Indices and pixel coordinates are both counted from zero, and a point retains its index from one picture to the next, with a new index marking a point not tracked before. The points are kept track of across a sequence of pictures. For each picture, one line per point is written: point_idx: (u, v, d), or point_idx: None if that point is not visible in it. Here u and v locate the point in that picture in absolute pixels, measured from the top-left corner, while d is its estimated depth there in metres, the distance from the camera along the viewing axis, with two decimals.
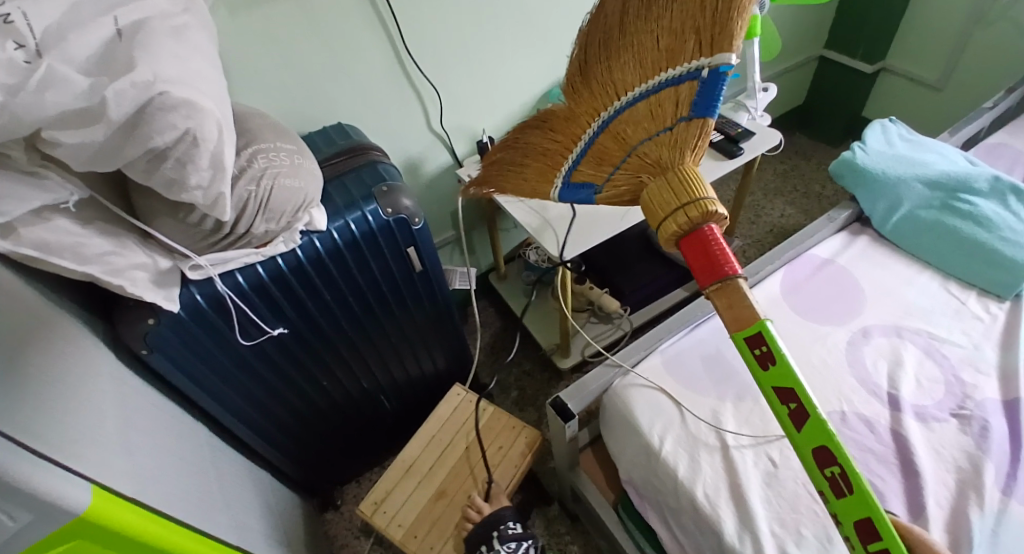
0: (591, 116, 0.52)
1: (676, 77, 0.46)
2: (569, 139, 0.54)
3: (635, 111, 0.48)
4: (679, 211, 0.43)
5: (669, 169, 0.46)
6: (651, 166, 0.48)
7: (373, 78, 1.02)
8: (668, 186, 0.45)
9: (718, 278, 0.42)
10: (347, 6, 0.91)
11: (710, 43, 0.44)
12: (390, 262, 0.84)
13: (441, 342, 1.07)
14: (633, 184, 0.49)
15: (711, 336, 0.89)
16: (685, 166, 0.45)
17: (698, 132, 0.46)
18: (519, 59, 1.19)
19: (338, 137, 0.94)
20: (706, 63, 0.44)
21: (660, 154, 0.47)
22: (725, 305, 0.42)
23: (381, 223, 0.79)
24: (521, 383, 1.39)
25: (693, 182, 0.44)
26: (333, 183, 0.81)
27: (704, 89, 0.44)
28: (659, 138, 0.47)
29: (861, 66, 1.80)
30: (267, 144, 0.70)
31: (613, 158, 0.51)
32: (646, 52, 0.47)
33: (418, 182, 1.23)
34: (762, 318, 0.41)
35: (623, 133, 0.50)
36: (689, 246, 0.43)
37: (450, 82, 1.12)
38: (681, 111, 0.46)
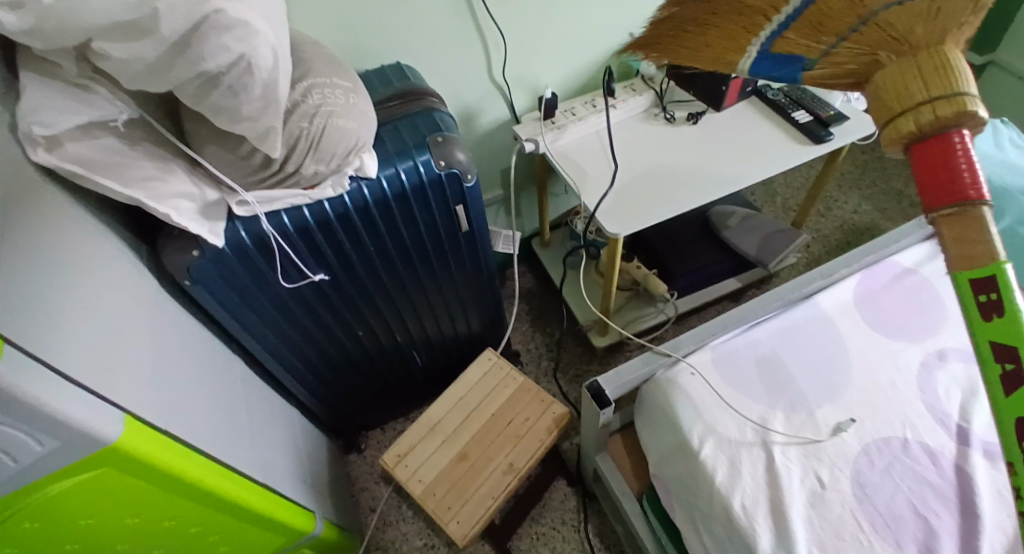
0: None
1: None
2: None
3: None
4: (923, 105, 0.29)
5: (923, 46, 0.31)
6: (896, 41, 0.32)
7: (438, 17, 0.94)
8: (916, 73, 0.30)
9: (953, 203, 0.29)
10: None
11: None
12: (437, 216, 0.80)
13: (477, 304, 1.04)
14: (861, 67, 0.33)
15: (767, 339, 0.82)
16: (947, 46, 0.30)
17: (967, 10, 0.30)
18: (596, 11, 1.08)
19: (394, 76, 0.88)
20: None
21: (912, 28, 0.31)
22: (952, 239, 0.30)
23: (432, 176, 0.75)
24: (551, 354, 1.37)
25: (957, 74, 0.29)
26: (385, 127, 0.77)
27: None
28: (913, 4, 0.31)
29: (972, 54, 1.58)
30: (321, 78, 0.66)
31: (840, 24, 0.33)
32: None
33: (471, 134, 1.17)
34: (1001, 260, 0.29)
35: None
36: (921, 154, 0.30)
37: (519, 30, 1.03)
38: None
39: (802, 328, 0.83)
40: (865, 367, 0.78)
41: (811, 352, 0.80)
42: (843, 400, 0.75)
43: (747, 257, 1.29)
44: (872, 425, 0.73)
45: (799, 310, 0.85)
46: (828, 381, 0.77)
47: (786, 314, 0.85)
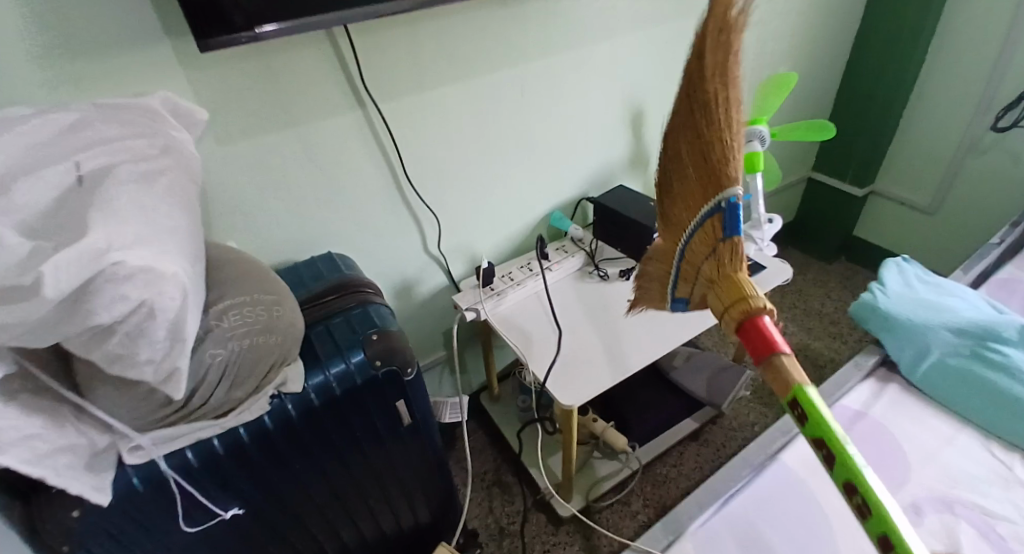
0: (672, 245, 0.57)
1: (709, 210, 0.50)
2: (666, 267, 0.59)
3: (695, 240, 0.52)
4: (726, 315, 0.46)
5: (723, 279, 0.48)
6: (711, 281, 0.50)
7: (368, 205, 0.96)
8: (720, 297, 0.47)
9: (761, 355, 0.43)
10: (349, 143, 0.87)
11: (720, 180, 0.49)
12: (375, 417, 0.73)
13: (425, 495, 0.93)
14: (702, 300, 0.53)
15: (745, 513, 0.77)
16: (736, 277, 0.47)
17: (732, 249, 0.48)
18: (522, 187, 1.15)
19: (326, 268, 0.86)
20: (722, 195, 0.48)
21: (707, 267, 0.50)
22: (769, 376, 0.43)
23: (367, 377, 0.69)
24: (513, 527, 1.25)
25: (742, 285, 0.46)
26: (314, 328, 0.72)
27: (727, 215, 0.48)
28: (712, 257, 0.50)
29: (851, 188, 1.80)
30: (241, 297, 0.61)
31: (690, 277, 0.53)
32: (694, 195, 0.52)
33: (408, 305, 1.14)
34: (799, 384, 0.41)
35: (691, 259, 0.53)
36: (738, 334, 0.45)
37: (451, 209, 1.07)
38: (718, 234, 0.49)
39: (776, 495, 0.79)
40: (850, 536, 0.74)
41: (792, 523, 0.76)
42: None
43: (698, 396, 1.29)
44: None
45: (768, 472, 0.82)
46: None
47: (759, 480, 0.81)
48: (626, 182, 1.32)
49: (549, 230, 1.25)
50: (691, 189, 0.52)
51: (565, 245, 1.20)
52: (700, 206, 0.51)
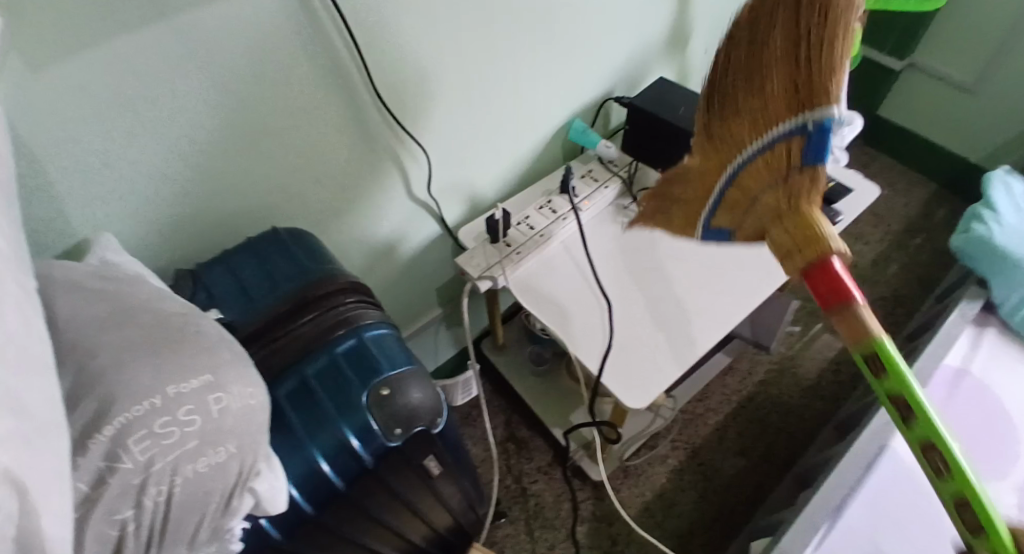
0: (716, 173, 0.46)
1: (786, 129, 0.39)
2: (703, 189, 0.48)
3: (754, 164, 0.42)
4: (781, 233, 0.38)
5: (790, 211, 0.38)
6: (781, 209, 0.39)
7: (323, 141, 0.64)
8: (783, 233, 0.38)
9: (838, 307, 0.34)
10: (281, 49, 0.53)
11: (806, 97, 0.37)
12: (397, 487, 0.53)
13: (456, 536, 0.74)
14: (755, 228, 0.42)
15: (861, 524, 0.69)
16: (806, 212, 0.38)
17: (809, 180, 0.38)
18: (535, 93, 0.82)
19: (271, 256, 0.56)
20: (811, 115, 0.37)
21: (767, 198, 0.41)
22: (843, 329, 0.34)
23: (378, 452, 0.48)
24: (536, 489, 1.08)
25: (814, 222, 0.37)
26: (287, 382, 0.47)
27: (814, 140, 0.37)
28: (777, 188, 0.40)
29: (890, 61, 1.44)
30: (141, 404, 0.35)
31: (737, 206, 0.44)
32: (761, 124, 0.41)
33: (393, 268, 0.86)
34: (878, 336, 0.33)
35: (747, 188, 0.43)
36: (810, 279, 0.36)
37: (443, 135, 0.75)
38: (794, 160, 0.39)
39: (891, 496, 0.71)
40: None
41: (911, 529, 0.69)
42: None
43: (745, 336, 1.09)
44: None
45: (880, 462, 0.72)
46: None
47: (869, 479, 0.72)
48: (658, 73, 1.00)
49: (565, 145, 0.96)
50: (777, 109, 0.39)
51: (592, 169, 0.92)
52: (769, 127, 0.40)
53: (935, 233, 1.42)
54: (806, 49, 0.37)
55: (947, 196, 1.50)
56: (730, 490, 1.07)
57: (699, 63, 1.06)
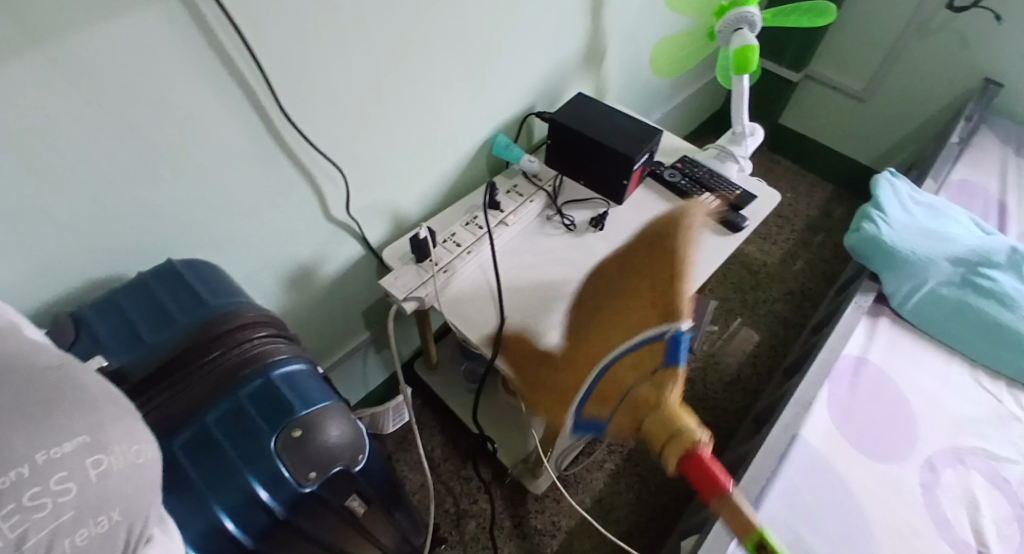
0: (580, 362, 0.33)
1: (648, 337, 0.30)
2: (571, 371, 0.34)
3: (621, 361, 0.31)
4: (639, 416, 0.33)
5: (647, 418, 0.32)
6: (642, 412, 0.32)
7: (227, 170, 0.60)
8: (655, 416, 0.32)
9: (716, 489, 0.35)
10: (175, 73, 0.49)
11: (665, 305, 0.28)
12: (317, 533, 0.50)
13: None
14: (622, 428, 0.34)
15: (782, 515, 0.73)
16: (665, 410, 0.32)
17: (657, 385, 0.31)
18: (454, 112, 0.82)
19: (163, 292, 0.51)
20: (661, 325, 0.29)
21: (631, 382, 0.32)
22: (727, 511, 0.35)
23: (293, 500, 0.44)
24: (477, 508, 1.05)
25: (677, 419, 0.32)
26: (184, 434, 0.43)
27: (670, 350, 0.29)
28: (638, 387, 0.32)
29: (787, 74, 1.54)
30: (5, 476, 0.30)
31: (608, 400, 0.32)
32: (603, 306, 0.32)
33: (313, 295, 0.82)
34: (761, 528, 0.34)
35: (620, 380, 0.32)
36: (691, 468, 0.35)
37: (361, 156, 0.73)
38: (643, 366, 0.31)
39: (807, 485, 0.75)
40: (880, 509, 0.73)
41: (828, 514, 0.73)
42: None
43: None
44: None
45: (794, 455, 0.78)
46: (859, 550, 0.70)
47: (787, 471, 0.76)
48: (575, 88, 1.02)
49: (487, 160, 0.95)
50: (641, 311, 0.29)
51: (516, 184, 0.92)
52: (633, 329, 0.30)
53: (834, 230, 1.55)
54: (647, 249, 0.29)
55: (843, 195, 1.64)
56: (665, 490, 1.10)
57: (614, 78, 1.10)
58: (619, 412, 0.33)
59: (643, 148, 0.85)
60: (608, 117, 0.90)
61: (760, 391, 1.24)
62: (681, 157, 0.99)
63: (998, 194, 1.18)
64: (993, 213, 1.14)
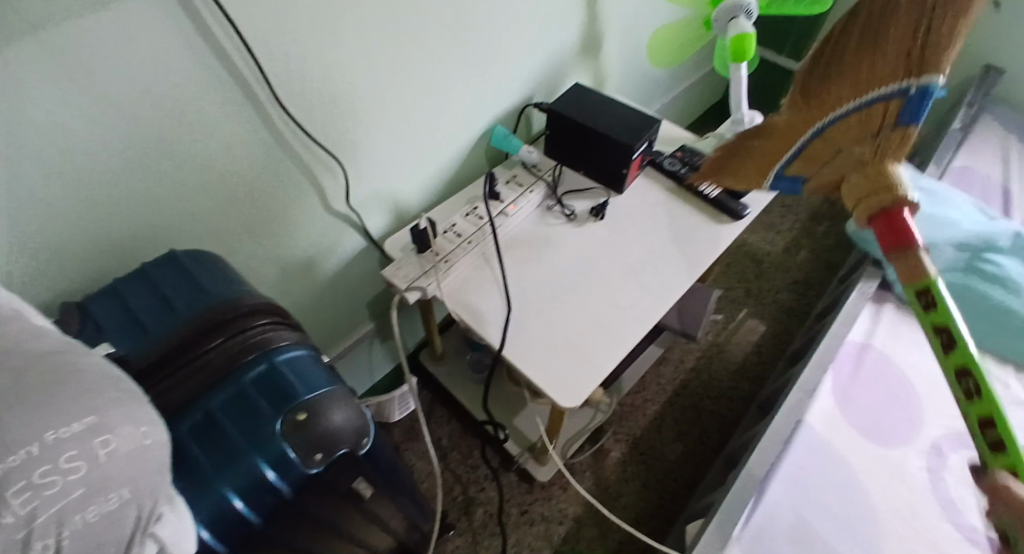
0: (801, 125, 0.39)
1: (879, 97, 0.35)
2: (779, 145, 0.41)
3: (846, 121, 0.37)
4: (828, 169, 0.39)
5: (870, 164, 0.36)
6: (832, 156, 0.39)
7: (227, 159, 0.60)
8: (849, 167, 0.37)
9: (901, 248, 0.34)
10: (168, 61, 0.50)
11: (922, 57, 0.33)
12: (324, 514, 0.51)
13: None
14: (828, 180, 0.39)
15: (786, 497, 0.73)
16: (887, 165, 0.35)
17: (899, 140, 0.35)
18: (452, 103, 0.83)
19: (166, 280, 0.52)
20: (911, 82, 0.34)
21: (843, 145, 0.38)
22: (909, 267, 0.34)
23: (299, 482, 0.45)
24: (483, 498, 1.06)
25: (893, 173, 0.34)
26: (190, 418, 0.44)
27: (911, 104, 0.34)
28: (866, 143, 0.36)
29: (788, 64, 1.56)
30: (15, 454, 0.30)
31: (817, 158, 0.39)
32: (883, 75, 0.35)
33: (316, 286, 0.83)
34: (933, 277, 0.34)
35: (830, 140, 0.38)
36: (886, 222, 0.34)
37: (359, 148, 0.74)
38: (884, 118, 0.35)
39: (811, 468, 0.76)
40: (882, 491, 0.74)
41: (832, 497, 0.73)
42: None
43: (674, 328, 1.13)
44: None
45: (798, 439, 0.78)
46: (861, 531, 0.71)
47: (790, 454, 0.76)
48: (574, 79, 1.02)
49: (487, 151, 0.96)
50: (885, 68, 0.35)
51: (516, 174, 0.93)
52: (871, 85, 0.35)
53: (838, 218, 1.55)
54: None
55: None
56: (671, 478, 1.10)
57: (612, 68, 1.10)
58: (821, 171, 0.40)
59: (642, 137, 0.85)
60: (607, 107, 0.90)
61: (765, 379, 1.24)
62: (680, 146, 1.00)
63: (1001, 179, 1.18)
64: (995, 199, 1.14)
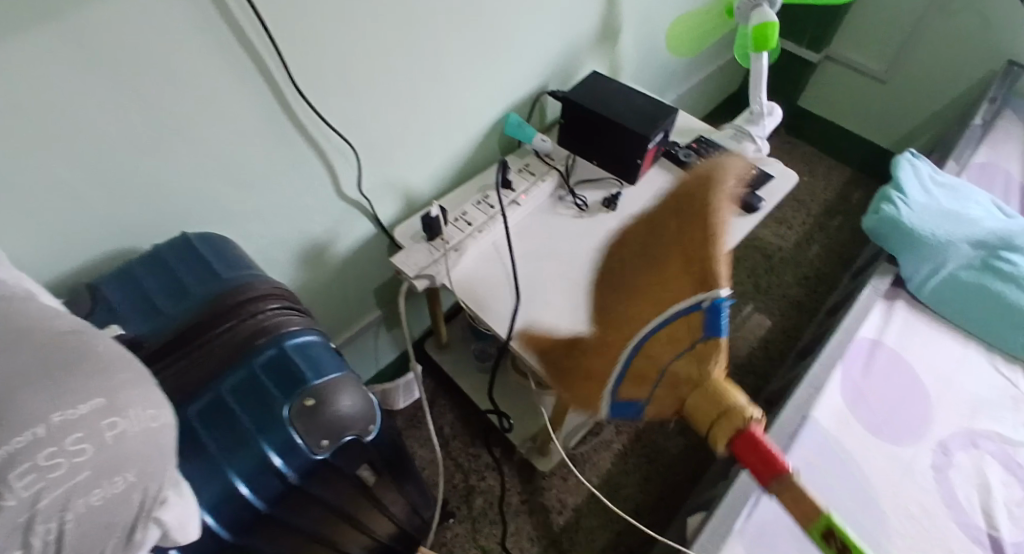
0: (600, 360, 0.27)
1: (670, 316, 0.25)
2: (582, 388, 0.29)
3: (652, 343, 0.26)
4: (668, 404, 0.28)
5: (699, 390, 0.27)
6: (680, 391, 0.28)
7: (241, 141, 0.59)
8: (688, 401, 0.28)
9: (774, 479, 0.29)
10: (185, 43, 0.49)
11: (703, 269, 0.23)
12: (331, 498, 0.51)
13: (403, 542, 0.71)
14: (672, 416, 0.29)
15: None
16: (710, 384, 0.27)
17: (705, 355, 0.26)
18: (467, 90, 0.81)
19: (176, 261, 0.52)
20: (702, 297, 0.24)
21: (670, 368, 0.27)
22: (791, 500, 0.29)
23: (308, 467, 0.45)
24: (487, 485, 1.06)
25: (723, 398, 0.27)
26: (202, 402, 0.44)
27: (711, 322, 0.24)
28: (676, 366, 0.27)
29: (807, 54, 1.52)
30: (21, 436, 0.30)
31: (633, 388, 0.28)
32: (651, 290, 0.25)
33: (324, 272, 0.82)
34: (829, 511, 0.28)
35: (643, 370, 0.27)
36: (745, 451, 0.29)
37: (374, 132, 0.73)
38: (693, 335, 0.25)
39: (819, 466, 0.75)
40: (890, 490, 0.73)
41: (840, 498, 0.73)
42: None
43: None
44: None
45: (804, 436, 0.77)
46: (868, 529, 0.70)
47: (799, 453, 0.76)
48: (589, 66, 1.00)
49: (499, 139, 0.95)
50: (677, 284, 0.24)
51: (529, 163, 0.91)
52: (666, 303, 0.25)
53: (852, 214, 1.52)
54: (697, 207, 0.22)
55: (862, 177, 1.60)
56: (673, 469, 1.10)
57: (628, 54, 1.08)
58: (655, 396, 0.28)
59: (658, 127, 0.83)
60: (623, 95, 0.89)
61: (772, 375, 1.23)
62: (697, 139, 0.98)
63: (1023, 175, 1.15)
64: (1015, 196, 1.11)
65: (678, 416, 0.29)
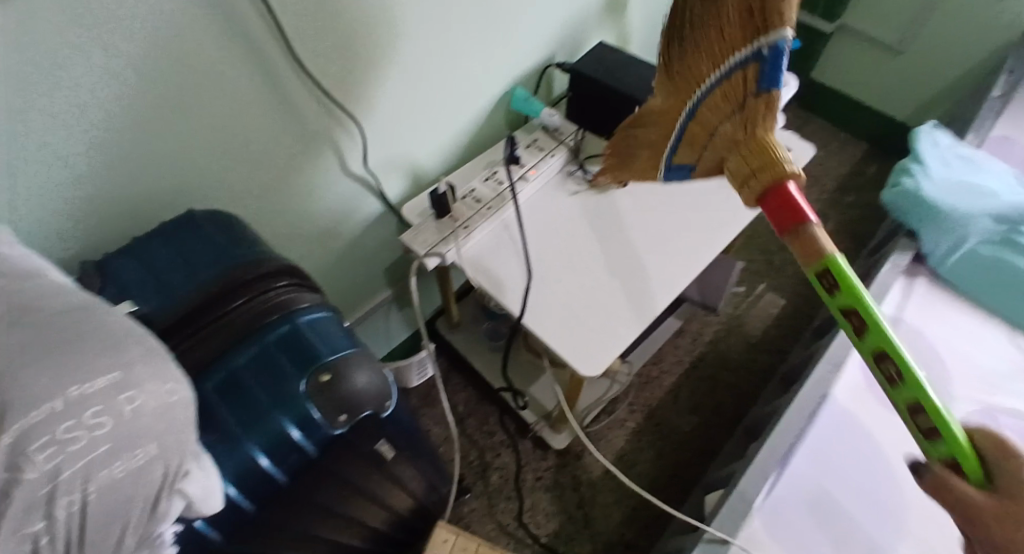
0: (677, 110, 0.50)
1: (742, 59, 0.42)
2: (664, 130, 0.53)
3: (714, 100, 0.46)
4: (711, 145, 0.47)
5: (744, 137, 0.44)
6: (730, 142, 0.45)
7: (245, 118, 0.59)
8: (743, 147, 0.43)
9: (791, 227, 0.39)
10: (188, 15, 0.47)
11: (766, 22, 0.40)
12: (347, 473, 0.51)
13: (420, 519, 0.72)
14: (714, 161, 0.48)
15: (807, 468, 0.73)
16: (760, 133, 0.43)
17: (765, 105, 0.43)
18: (474, 63, 0.80)
19: (187, 239, 0.52)
20: (765, 41, 0.40)
21: (712, 121, 0.47)
22: (797, 247, 0.38)
23: (322, 440, 0.46)
24: (500, 464, 1.07)
25: (768, 146, 0.42)
26: (215, 375, 0.44)
27: (768, 66, 0.41)
28: (733, 120, 0.45)
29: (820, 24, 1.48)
30: (39, 409, 0.30)
31: (701, 139, 0.48)
32: (699, 67, 0.46)
33: (334, 252, 0.82)
34: (830, 252, 0.37)
35: (707, 121, 0.47)
36: (771, 200, 0.40)
37: (379, 109, 0.72)
38: (749, 86, 0.43)
39: (833, 439, 0.75)
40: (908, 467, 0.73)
41: (854, 471, 0.73)
42: (910, 531, 0.69)
43: (693, 299, 1.11)
44: (939, 536, 0.68)
45: (823, 412, 0.77)
46: (881, 504, 0.71)
47: (813, 426, 0.75)
48: (597, 38, 0.98)
49: (507, 115, 0.93)
50: (703, 57, 0.46)
51: (537, 138, 0.90)
52: (723, 60, 0.44)
53: (866, 189, 1.49)
54: (738, 3, 0.41)
55: (876, 152, 1.57)
56: (686, 448, 1.10)
57: (637, 28, 1.06)
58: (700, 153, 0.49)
59: None
60: (632, 67, 0.87)
61: (785, 353, 1.23)
62: None
63: None
64: None
65: (743, 177, 0.43)
